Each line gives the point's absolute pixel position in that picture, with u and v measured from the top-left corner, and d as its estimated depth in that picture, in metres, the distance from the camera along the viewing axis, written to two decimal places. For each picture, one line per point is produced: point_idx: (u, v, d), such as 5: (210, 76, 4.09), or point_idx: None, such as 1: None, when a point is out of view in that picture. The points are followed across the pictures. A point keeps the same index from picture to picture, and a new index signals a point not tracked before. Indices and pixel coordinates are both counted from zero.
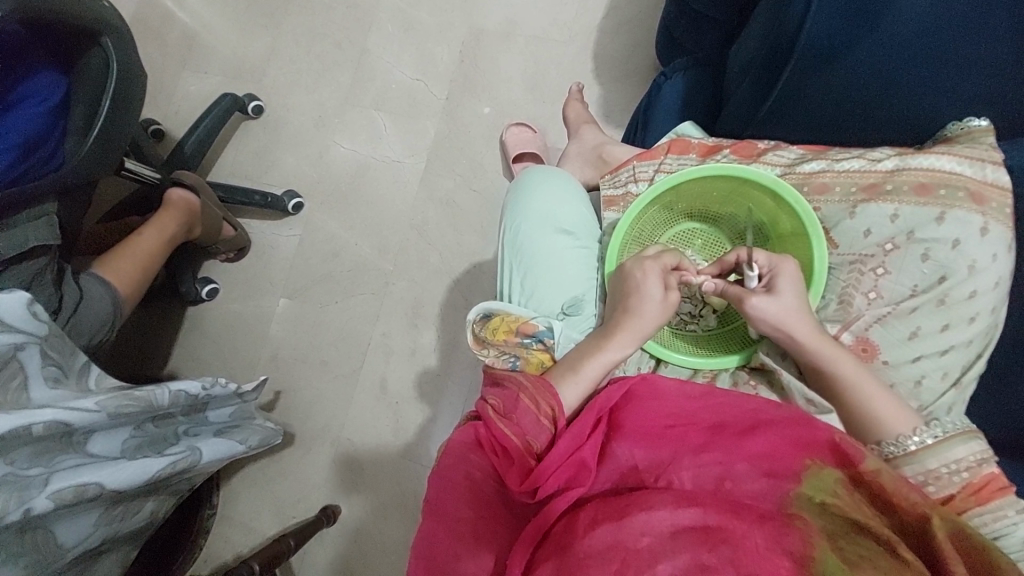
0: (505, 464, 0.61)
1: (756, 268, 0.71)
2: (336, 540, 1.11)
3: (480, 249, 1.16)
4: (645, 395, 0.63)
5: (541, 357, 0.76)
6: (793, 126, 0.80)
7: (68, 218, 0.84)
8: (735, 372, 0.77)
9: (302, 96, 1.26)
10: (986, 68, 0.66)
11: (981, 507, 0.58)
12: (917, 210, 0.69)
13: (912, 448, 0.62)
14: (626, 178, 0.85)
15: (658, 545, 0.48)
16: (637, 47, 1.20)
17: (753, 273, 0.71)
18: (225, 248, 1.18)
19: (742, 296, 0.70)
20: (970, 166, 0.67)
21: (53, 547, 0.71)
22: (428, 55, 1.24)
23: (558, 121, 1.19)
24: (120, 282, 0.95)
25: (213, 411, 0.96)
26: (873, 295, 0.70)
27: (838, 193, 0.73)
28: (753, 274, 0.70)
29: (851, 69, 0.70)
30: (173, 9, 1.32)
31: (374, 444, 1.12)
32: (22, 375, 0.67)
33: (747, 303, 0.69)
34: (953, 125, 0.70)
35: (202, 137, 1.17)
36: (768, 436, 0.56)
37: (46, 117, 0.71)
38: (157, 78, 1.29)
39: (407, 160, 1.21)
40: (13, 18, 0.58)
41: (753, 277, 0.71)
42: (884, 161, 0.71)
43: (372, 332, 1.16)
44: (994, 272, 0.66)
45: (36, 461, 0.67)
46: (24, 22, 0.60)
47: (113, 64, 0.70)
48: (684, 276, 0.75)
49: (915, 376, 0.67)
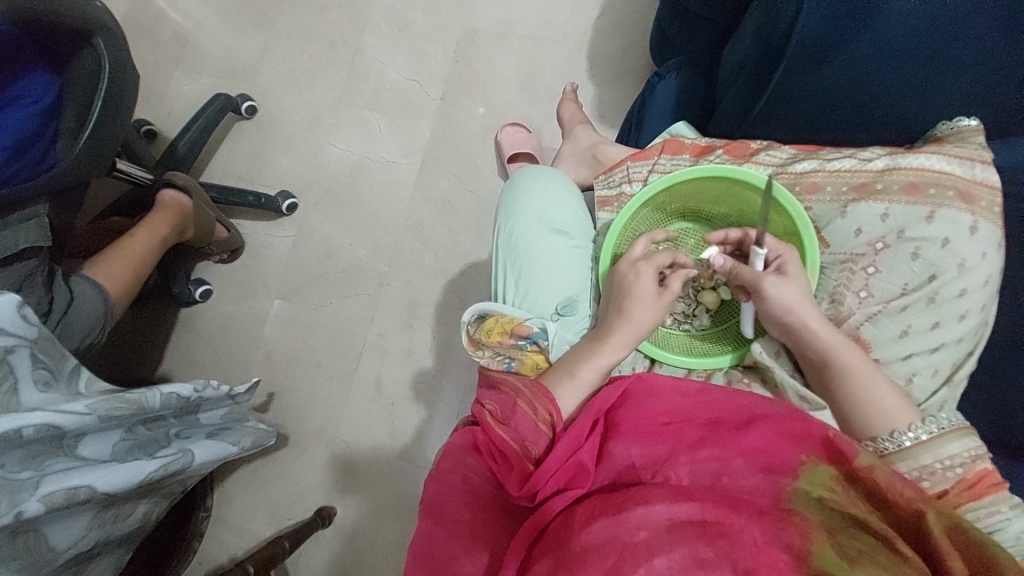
0: (504, 469, 0.62)
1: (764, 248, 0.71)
2: (332, 541, 1.10)
3: (475, 249, 1.16)
4: (640, 394, 0.64)
5: (536, 359, 0.76)
6: (785, 126, 0.81)
7: (59, 219, 0.83)
8: (729, 370, 0.77)
9: (296, 96, 1.26)
10: (985, 73, 0.67)
11: (975, 502, 0.60)
12: (907, 209, 0.69)
13: (907, 444, 0.63)
14: (620, 179, 0.86)
15: (654, 539, 0.48)
16: (631, 47, 1.20)
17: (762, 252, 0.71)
18: (218, 249, 1.17)
19: (756, 279, 0.70)
20: (959, 166, 0.68)
21: (45, 549, 0.71)
22: (423, 55, 1.24)
23: (552, 121, 1.19)
24: (110, 283, 0.94)
25: (205, 413, 0.95)
26: (864, 294, 0.70)
27: (829, 192, 0.74)
28: (762, 253, 0.71)
29: (846, 69, 0.71)
30: (165, 8, 1.31)
31: (370, 445, 1.12)
32: (11, 379, 0.66)
33: (762, 283, 0.69)
34: (943, 126, 0.71)
35: (195, 136, 1.16)
36: (763, 432, 0.57)
37: (37, 118, 0.71)
38: (150, 79, 1.29)
39: (401, 161, 1.21)
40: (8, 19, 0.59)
41: (760, 257, 0.71)
42: (875, 160, 0.72)
43: (367, 333, 1.16)
44: (983, 272, 0.66)
45: (27, 464, 0.66)
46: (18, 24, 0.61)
47: (105, 64, 0.69)
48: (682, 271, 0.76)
49: (907, 373, 0.68)
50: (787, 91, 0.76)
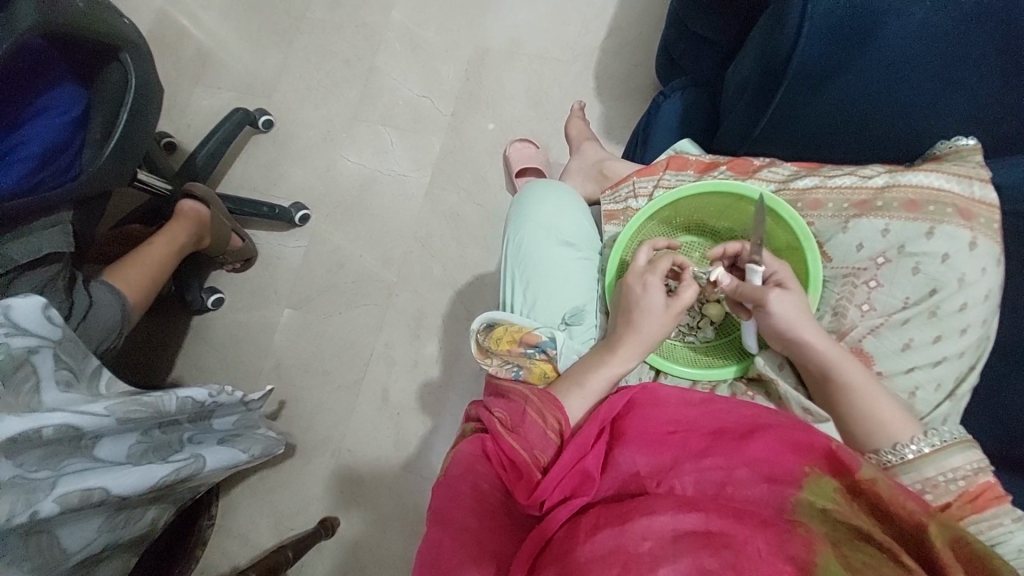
0: (513, 477, 0.63)
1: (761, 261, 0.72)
2: (335, 551, 1.11)
3: (482, 262, 1.18)
4: (646, 403, 0.65)
5: (544, 367, 0.78)
6: (788, 144, 0.83)
7: (84, 225, 0.86)
8: (733, 383, 0.78)
9: (311, 112, 1.29)
10: (977, 88, 0.69)
11: (977, 516, 0.60)
12: (907, 225, 0.71)
13: (910, 456, 0.63)
14: (626, 194, 0.87)
15: (659, 548, 0.49)
16: (638, 67, 1.23)
17: (758, 266, 0.72)
18: (232, 258, 1.19)
19: (752, 293, 0.71)
20: (959, 183, 0.69)
21: (56, 551, 0.72)
22: (434, 73, 1.27)
23: (560, 137, 1.22)
24: (128, 288, 0.96)
25: (219, 419, 0.97)
26: (865, 307, 0.72)
27: (831, 208, 0.76)
28: (757, 269, 0.71)
29: (844, 90, 0.73)
30: (187, 26, 1.35)
31: (375, 456, 1.13)
32: (34, 378, 0.68)
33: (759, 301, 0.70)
34: (942, 145, 0.73)
35: (214, 148, 1.19)
36: (767, 441, 0.58)
37: (66, 128, 0.73)
38: (169, 93, 1.32)
39: (412, 174, 1.24)
40: (36, 33, 0.60)
41: (757, 270, 0.72)
42: (875, 178, 0.74)
43: (375, 343, 1.18)
44: (984, 286, 0.68)
45: (44, 464, 0.68)
46: (47, 35, 0.62)
47: (131, 80, 0.73)
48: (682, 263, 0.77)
49: (910, 387, 0.69)
50: (787, 109, 0.78)
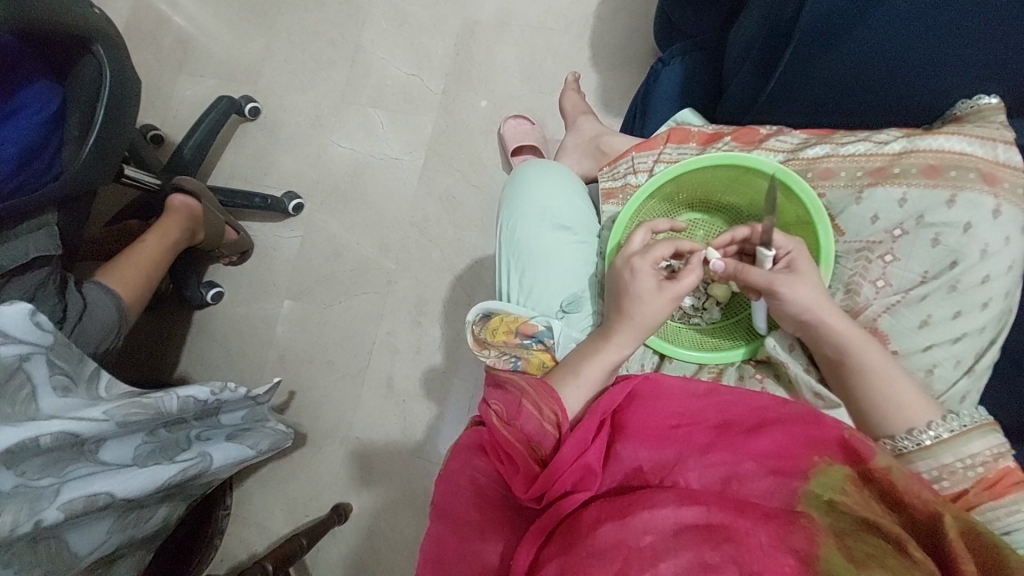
0: (510, 470, 0.60)
1: (773, 249, 0.68)
2: (349, 537, 1.11)
3: (480, 244, 1.15)
4: (649, 395, 0.61)
5: (542, 357, 0.75)
6: (794, 111, 0.78)
7: (68, 226, 0.84)
8: (740, 365, 0.75)
9: (298, 96, 1.25)
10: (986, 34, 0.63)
11: (995, 502, 0.57)
12: (926, 193, 0.66)
13: (926, 443, 0.60)
14: (625, 169, 0.84)
15: (660, 543, 0.46)
16: (634, 33, 1.18)
17: (771, 253, 0.67)
18: (228, 251, 1.17)
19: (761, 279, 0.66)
20: (981, 146, 0.64)
21: (67, 555, 0.72)
22: (422, 49, 1.23)
23: (556, 111, 1.17)
24: (121, 287, 0.95)
25: (227, 414, 0.95)
26: (880, 284, 0.67)
27: (844, 177, 0.71)
28: (768, 254, 0.67)
29: (856, 51, 0.68)
30: (167, 13, 1.31)
31: (383, 442, 1.13)
32: (29, 386, 0.65)
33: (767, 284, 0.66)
34: (963, 104, 0.68)
35: (201, 139, 1.16)
36: (776, 435, 0.54)
37: (40, 127, 0.70)
38: (154, 85, 1.29)
39: (406, 157, 1.20)
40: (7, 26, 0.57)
41: (770, 257, 0.68)
42: (892, 143, 0.69)
43: (377, 331, 1.16)
44: (1007, 256, 0.63)
45: (47, 471, 0.67)
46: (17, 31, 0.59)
47: (106, 73, 0.69)
48: (682, 245, 0.73)
49: (927, 365, 0.65)
50: (795, 68, 0.72)
